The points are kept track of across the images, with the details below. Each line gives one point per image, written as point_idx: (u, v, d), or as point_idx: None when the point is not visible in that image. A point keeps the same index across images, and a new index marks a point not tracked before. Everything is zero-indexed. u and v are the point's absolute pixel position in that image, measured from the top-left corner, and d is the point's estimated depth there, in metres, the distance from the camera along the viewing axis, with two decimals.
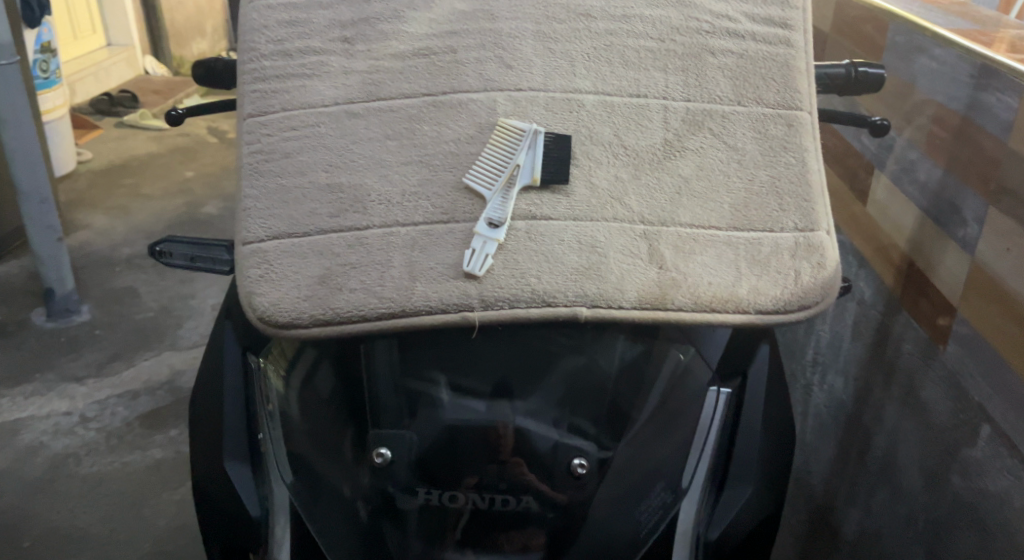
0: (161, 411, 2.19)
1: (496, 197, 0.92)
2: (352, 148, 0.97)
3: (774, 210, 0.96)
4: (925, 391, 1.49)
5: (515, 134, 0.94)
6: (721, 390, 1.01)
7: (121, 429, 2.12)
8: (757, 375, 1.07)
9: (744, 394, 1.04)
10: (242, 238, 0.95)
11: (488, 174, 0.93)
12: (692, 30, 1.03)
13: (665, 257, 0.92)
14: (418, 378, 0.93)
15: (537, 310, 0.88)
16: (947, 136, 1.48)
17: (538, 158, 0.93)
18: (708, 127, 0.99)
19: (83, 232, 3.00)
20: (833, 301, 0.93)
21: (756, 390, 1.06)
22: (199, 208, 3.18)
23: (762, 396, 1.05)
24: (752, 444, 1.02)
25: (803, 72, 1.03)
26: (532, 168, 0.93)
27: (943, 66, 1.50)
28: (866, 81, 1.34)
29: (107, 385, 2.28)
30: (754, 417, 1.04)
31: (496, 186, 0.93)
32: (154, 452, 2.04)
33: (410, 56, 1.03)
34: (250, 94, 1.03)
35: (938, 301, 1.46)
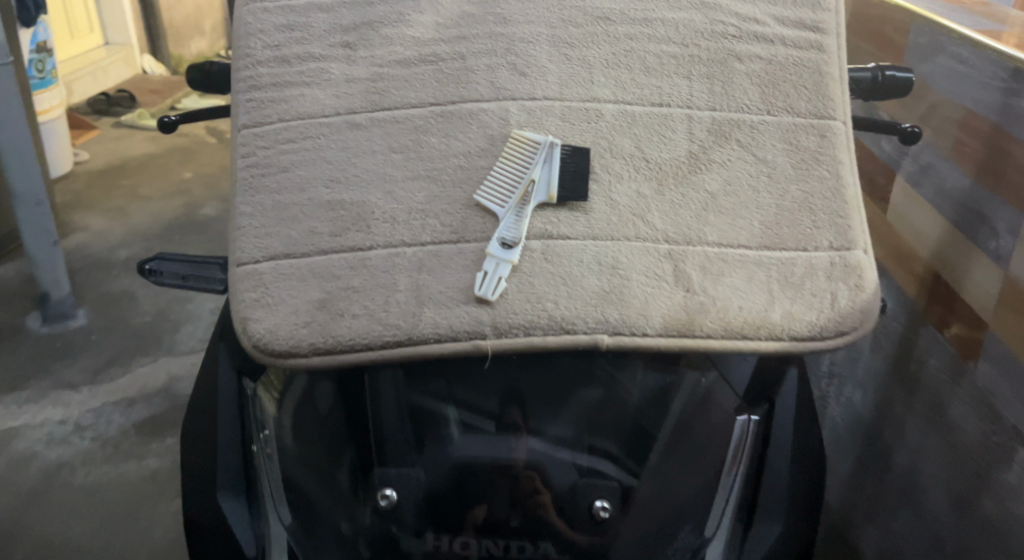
0: (157, 417, 2.12)
1: (510, 215, 0.86)
2: (354, 162, 0.91)
3: (807, 227, 0.89)
4: (953, 409, 1.43)
5: (529, 147, 0.88)
6: (749, 420, 0.94)
7: (116, 438, 2.04)
8: (787, 400, 0.99)
9: (773, 421, 0.97)
10: (237, 258, 0.88)
11: (501, 191, 0.87)
12: (717, 34, 0.96)
13: (692, 279, 0.85)
14: (424, 409, 0.89)
15: (555, 337, 0.82)
16: (974, 143, 1.41)
17: (555, 172, 0.87)
18: (736, 139, 0.92)
19: (80, 233, 2.92)
20: (872, 327, 0.87)
21: (785, 414, 0.98)
22: (198, 208, 3.11)
23: (790, 422, 0.98)
24: (782, 475, 0.95)
25: (837, 78, 0.96)
26: (549, 184, 0.87)
27: (970, 69, 1.43)
28: (894, 86, 1.27)
29: (102, 392, 2.21)
30: (783, 445, 0.96)
31: (510, 203, 0.86)
32: (150, 461, 1.97)
33: (416, 63, 0.96)
34: (245, 103, 0.97)
35: (967, 316, 1.40)
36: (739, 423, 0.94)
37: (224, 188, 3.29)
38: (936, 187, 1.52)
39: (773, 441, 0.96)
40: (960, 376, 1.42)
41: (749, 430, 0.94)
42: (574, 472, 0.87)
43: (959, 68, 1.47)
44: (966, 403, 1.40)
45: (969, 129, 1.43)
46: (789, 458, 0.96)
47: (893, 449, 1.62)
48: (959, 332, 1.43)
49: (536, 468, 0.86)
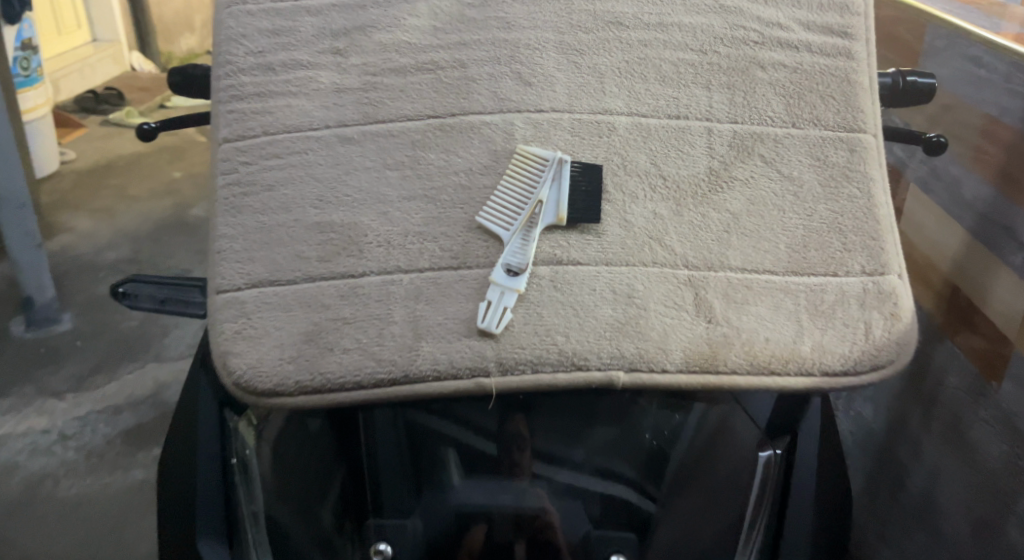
0: (143, 427, 1.77)
1: (516, 238, 0.79)
2: (345, 179, 0.83)
3: (837, 250, 0.82)
4: (974, 431, 1.36)
5: (536, 164, 0.82)
6: (767, 454, 0.89)
7: (102, 448, 1.72)
8: (810, 431, 0.92)
9: (795, 455, 0.90)
10: (215, 285, 0.80)
11: (507, 212, 0.80)
12: (738, 40, 0.90)
13: (715, 308, 0.78)
14: (425, 450, 0.84)
15: (566, 374, 0.75)
16: (994, 151, 1.35)
17: (564, 192, 0.80)
18: (759, 154, 0.85)
19: (65, 234, 2.37)
20: (909, 359, 0.80)
21: (808, 447, 0.91)
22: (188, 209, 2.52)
23: (814, 455, 0.90)
24: (804, 516, 0.87)
25: (867, 88, 0.89)
26: (557, 205, 0.80)
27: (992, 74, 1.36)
28: (915, 91, 1.18)
29: (86, 401, 1.85)
30: (806, 482, 0.89)
31: (516, 226, 0.79)
32: (136, 473, 1.66)
33: (413, 71, 0.89)
34: (226, 114, 0.89)
35: (990, 333, 1.33)
36: (760, 460, 0.89)
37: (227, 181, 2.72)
38: (951, 196, 1.45)
39: (793, 479, 0.88)
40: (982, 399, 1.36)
41: (770, 471, 0.88)
42: (587, 519, 0.82)
43: (979, 73, 1.40)
44: (993, 424, 1.32)
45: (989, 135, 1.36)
46: (813, 498, 0.88)
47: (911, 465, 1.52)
48: (980, 350, 1.35)
49: (546, 514, 0.80)
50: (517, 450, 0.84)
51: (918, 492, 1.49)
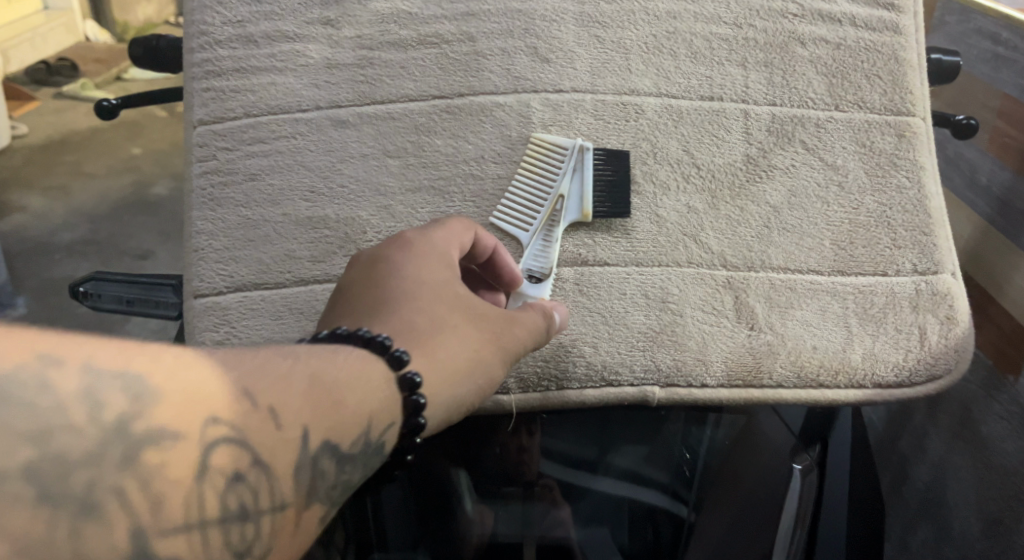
0: None
1: (536, 239, 0.71)
2: (340, 168, 0.74)
3: (885, 246, 0.74)
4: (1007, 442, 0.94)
5: (555, 153, 0.73)
6: (797, 467, 0.79)
7: None
8: (845, 432, 0.81)
9: (827, 465, 0.79)
10: (192, 288, 0.71)
11: (525, 208, 0.72)
12: (775, 13, 0.81)
13: (757, 314, 0.70)
14: (433, 471, 0.81)
15: (594, 391, 0.67)
16: (982, 133, 1.10)
17: (588, 184, 0.72)
18: (800, 139, 0.77)
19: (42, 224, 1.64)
20: (966, 369, 0.71)
21: (842, 451, 0.79)
22: (142, 185, 1.62)
23: (847, 463, 0.79)
24: (839, 523, 0.76)
25: (915, 66, 0.81)
26: (581, 198, 0.72)
27: (1016, 52, 1.04)
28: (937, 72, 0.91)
29: None
30: (837, 490, 0.78)
31: (537, 224, 0.71)
32: None
33: (415, 45, 0.79)
34: (201, 92, 0.77)
35: (1007, 326, 0.99)
36: (795, 472, 0.79)
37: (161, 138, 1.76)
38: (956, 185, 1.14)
39: (830, 489, 0.78)
40: (997, 391, 0.98)
41: (807, 481, 0.78)
42: (613, 543, 0.81)
43: (998, 50, 1.07)
44: (1010, 421, 0.94)
45: (1015, 119, 1.03)
46: (846, 507, 0.77)
47: (909, 460, 1.05)
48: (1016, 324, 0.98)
49: (569, 543, 0.80)
50: (525, 438, 0.81)
51: (924, 490, 1.02)
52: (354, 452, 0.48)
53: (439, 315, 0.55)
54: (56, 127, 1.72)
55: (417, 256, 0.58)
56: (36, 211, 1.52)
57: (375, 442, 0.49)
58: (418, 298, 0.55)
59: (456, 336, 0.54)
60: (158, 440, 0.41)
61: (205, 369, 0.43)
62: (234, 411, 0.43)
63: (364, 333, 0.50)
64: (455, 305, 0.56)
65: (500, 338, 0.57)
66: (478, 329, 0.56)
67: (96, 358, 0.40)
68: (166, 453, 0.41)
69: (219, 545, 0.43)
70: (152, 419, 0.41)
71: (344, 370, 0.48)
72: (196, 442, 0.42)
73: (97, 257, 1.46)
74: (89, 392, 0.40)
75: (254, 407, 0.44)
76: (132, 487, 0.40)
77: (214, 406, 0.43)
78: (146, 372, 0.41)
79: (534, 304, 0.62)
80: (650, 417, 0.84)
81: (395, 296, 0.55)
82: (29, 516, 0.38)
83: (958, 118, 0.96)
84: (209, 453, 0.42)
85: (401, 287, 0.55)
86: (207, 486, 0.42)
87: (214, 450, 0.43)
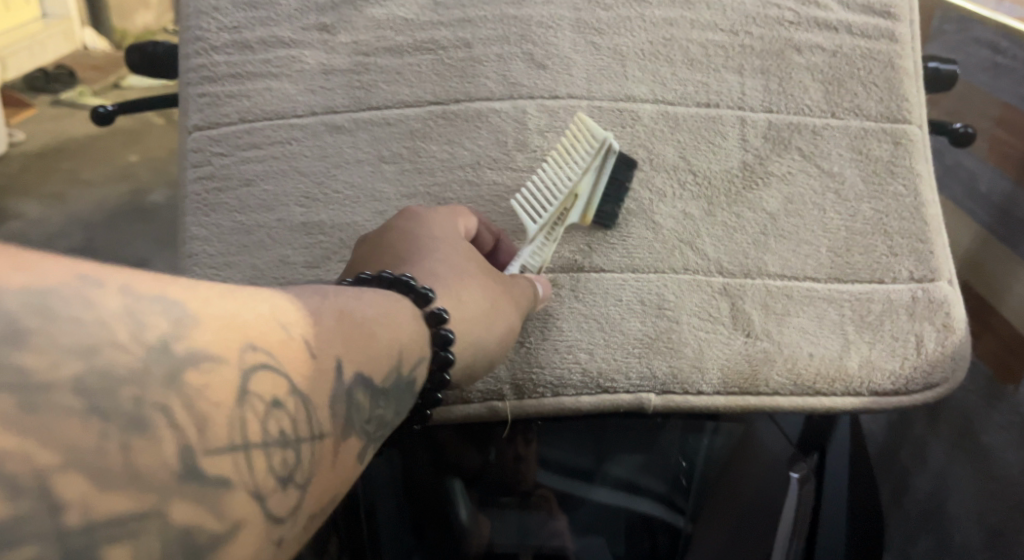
0: None
1: (540, 237, 0.69)
2: (335, 174, 0.74)
3: (882, 254, 0.74)
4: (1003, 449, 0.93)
5: (584, 145, 0.70)
6: (796, 474, 0.78)
7: None
8: (843, 440, 0.81)
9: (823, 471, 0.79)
10: None
11: (535, 204, 0.69)
12: (772, 20, 0.80)
13: (753, 321, 0.70)
14: (427, 480, 0.80)
15: (589, 397, 0.67)
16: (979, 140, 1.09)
17: (597, 194, 0.71)
18: (796, 146, 0.77)
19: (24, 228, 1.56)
20: (962, 377, 0.71)
21: (841, 459, 0.80)
22: (137, 192, 1.60)
23: (846, 471, 0.79)
24: (836, 529, 0.76)
25: (911, 74, 0.81)
26: (588, 205, 0.71)
27: None
28: (936, 81, 0.91)
29: None
30: (837, 496, 0.78)
31: (542, 221, 0.69)
32: None
33: (411, 51, 0.78)
34: (196, 98, 0.77)
35: (1008, 335, 0.98)
36: (792, 481, 0.78)
37: (155, 143, 1.75)
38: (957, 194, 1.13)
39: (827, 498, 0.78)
40: (997, 400, 0.97)
41: (804, 487, 0.78)
42: (609, 553, 0.80)
43: None
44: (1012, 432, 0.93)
45: None
46: (845, 515, 0.77)
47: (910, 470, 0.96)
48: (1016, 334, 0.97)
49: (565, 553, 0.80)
50: (521, 446, 0.81)
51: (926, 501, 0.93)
52: (385, 386, 0.46)
53: (456, 260, 0.58)
54: (54, 135, 1.71)
55: (429, 218, 0.62)
56: (33, 219, 1.50)
57: (403, 379, 0.48)
58: (435, 248, 0.58)
59: (471, 281, 0.57)
60: (199, 359, 0.38)
61: (241, 301, 0.41)
62: (271, 339, 0.41)
63: (406, 279, 0.52)
64: (469, 258, 0.59)
65: (509, 287, 0.61)
66: (497, 282, 0.60)
67: (132, 280, 0.38)
68: (208, 375, 0.38)
69: (266, 471, 0.39)
70: (192, 341, 0.38)
71: (374, 308, 0.48)
72: (236, 366, 0.39)
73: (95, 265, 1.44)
74: (129, 311, 0.37)
75: (289, 336, 0.42)
76: (178, 406, 0.37)
77: (250, 333, 0.40)
78: (183, 298, 0.39)
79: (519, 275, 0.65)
80: (646, 426, 0.82)
81: (414, 250, 0.58)
82: (75, 428, 0.35)
83: (954, 127, 0.96)
84: (251, 378, 0.39)
85: (422, 244, 0.59)
86: (249, 411, 0.39)
87: (254, 376, 0.40)
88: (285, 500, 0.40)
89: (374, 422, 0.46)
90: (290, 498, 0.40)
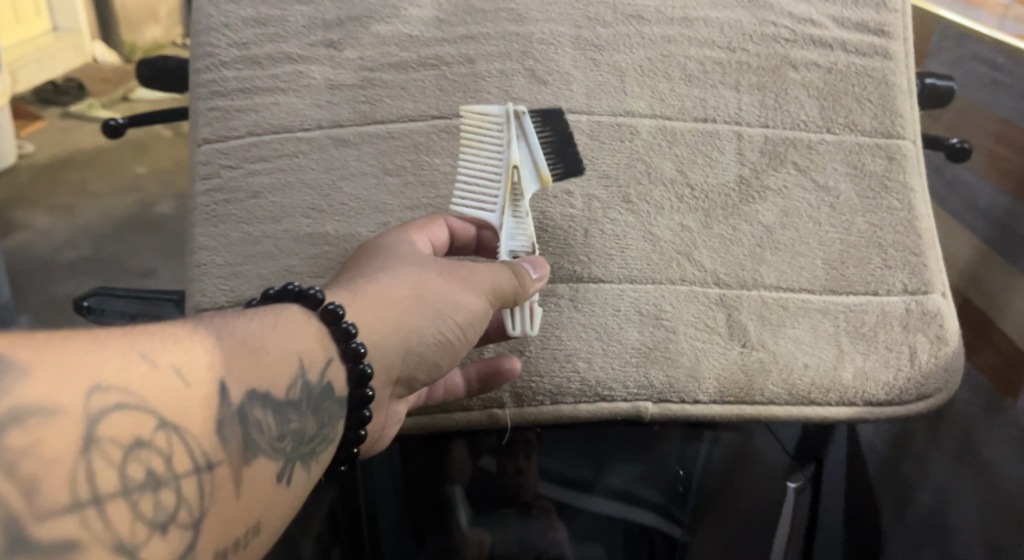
0: None
1: (507, 218, 0.65)
2: (340, 186, 0.76)
3: (877, 267, 0.75)
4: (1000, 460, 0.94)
5: (490, 125, 0.67)
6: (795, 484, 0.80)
7: None
8: (841, 449, 0.83)
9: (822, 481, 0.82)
10: (195, 302, 0.73)
11: (487, 186, 0.66)
12: (769, 38, 0.82)
13: (749, 331, 0.71)
14: (425, 485, 0.82)
15: (588, 405, 0.69)
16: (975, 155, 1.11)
17: (536, 151, 0.66)
18: (792, 161, 0.78)
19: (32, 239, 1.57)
20: (956, 388, 0.72)
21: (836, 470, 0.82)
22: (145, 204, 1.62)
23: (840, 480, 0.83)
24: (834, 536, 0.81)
25: (905, 91, 0.83)
26: (536, 167, 0.66)
27: None
28: (932, 97, 0.92)
29: None
30: (833, 508, 0.82)
31: (502, 204, 0.65)
32: None
33: (415, 67, 0.80)
34: (206, 112, 0.79)
35: (1006, 347, 0.99)
36: (790, 492, 0.80)
37: (163, 156, 1.77)
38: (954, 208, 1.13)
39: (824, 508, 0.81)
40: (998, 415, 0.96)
41: (801, 498, 0.80)
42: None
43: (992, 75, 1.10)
44: (1010, 444, 0.94)
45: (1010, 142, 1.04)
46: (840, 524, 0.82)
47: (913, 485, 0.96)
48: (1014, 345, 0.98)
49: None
50: (521, 461, 0.81)
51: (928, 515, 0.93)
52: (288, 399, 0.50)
53: (386, 266, 0.60)
54: (63, 148, 1.73)
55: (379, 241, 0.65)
56: (41, 229, 1.51)
57: (313, 386, 0.52)
58: (363, 263, 0.61)
59: (396, 279, 0.59)
60: (27, 416, 0.39)
61: (89, 339, 0.42)
62: (124, 377, 0.42)
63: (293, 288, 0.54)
64: (401, 260, 0.61)
65: (454, 272, 0.61)
66: (444, 263, 0.61)
67: None
68: (43, 429, 0.40)
69: (128, 521, 0.41)
70: (19, 397, 0.39)
71: (257, 330, 0.50)
72: (80, 416, 0.40)
73: (101, 276, 1.44)
74: None
75: (152, 368, 0.44)
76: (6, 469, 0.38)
77: (99, 373, 0.42)
78: (13, 353, 0.40)
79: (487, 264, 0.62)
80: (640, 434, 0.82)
81: (346, 270, 0.61)
82: None
83: (951, 142, 0.97)
84: (99, 424, 0.41)
85: (354, 262, 0.62)
86: (99, 458, 0.41)
87: (104, 420, 0.41)
88: (163, 545, 0.42)
89: (281, 439, 0.49)
90: (164, 544, 0.42)
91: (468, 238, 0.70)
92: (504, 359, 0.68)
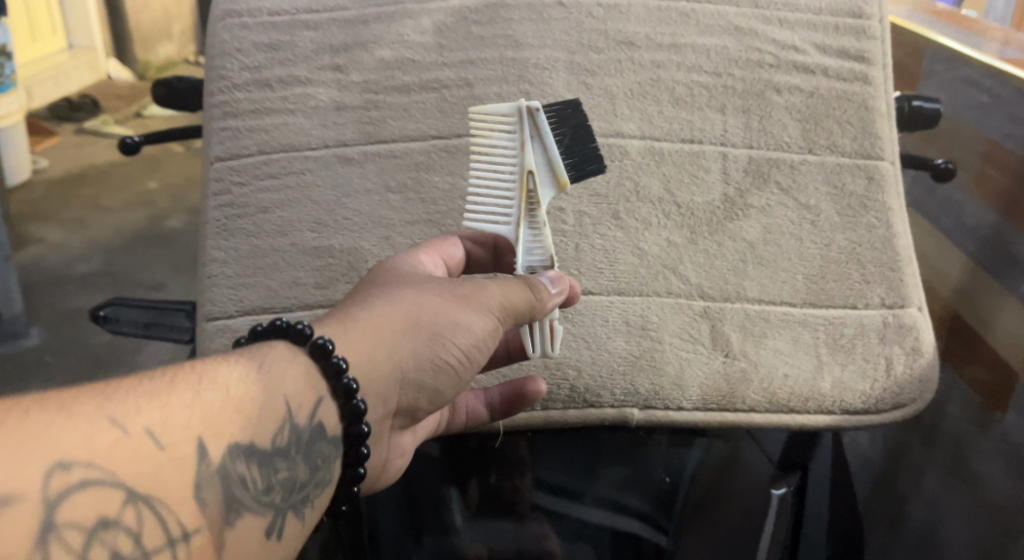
0: None
1: (523, 229, 0.66)
2: (344, 203, 0.80)
3: (855, 281, 0.79)
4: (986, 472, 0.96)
5: (503, 127, 0.67)
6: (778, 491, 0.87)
7: None
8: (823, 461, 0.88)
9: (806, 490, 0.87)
10: (205, 311, 0.76)
11: (498, 203, 0.66)
12: (753, 63, 0.86)
13: (732, 342, 0.75)
14: (422, 488, 0.85)
15: (576, 411, 0.73)
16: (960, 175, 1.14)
17: (552, 150, 0.66)
18: (775, 180, 0.82)
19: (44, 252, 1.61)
20: (931, 398, 0.75)
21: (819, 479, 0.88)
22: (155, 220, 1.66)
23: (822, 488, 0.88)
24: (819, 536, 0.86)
25: (884, 114, 0.86)
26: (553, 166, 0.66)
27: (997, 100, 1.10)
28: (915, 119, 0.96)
29: None
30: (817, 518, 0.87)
31: (517, 211, 0.66)
32: None
33: (416, 90, 0.85)
34: (219, 131, 0.84)
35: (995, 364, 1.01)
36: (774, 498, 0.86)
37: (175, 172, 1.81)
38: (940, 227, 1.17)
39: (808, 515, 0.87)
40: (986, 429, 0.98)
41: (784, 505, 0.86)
42: None
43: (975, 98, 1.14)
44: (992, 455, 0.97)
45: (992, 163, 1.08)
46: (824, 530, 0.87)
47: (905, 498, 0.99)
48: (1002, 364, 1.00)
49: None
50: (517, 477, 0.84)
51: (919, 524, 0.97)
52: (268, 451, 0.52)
53: (389, 287, 0.62)
54: (78, 164, 1.78)
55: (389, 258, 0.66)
56: (54, 243, 1.56)
57: (301, 429, 0.54)
58: (368, 284, 0.63)
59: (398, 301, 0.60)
60: None
61: (46, 418, 0.44)
62: (88, 455, 0.44)
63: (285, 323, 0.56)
64: (404, 281, 0.62)
65: (453, 290, 0.62)
66: (447, 283, 0.63)
67: None
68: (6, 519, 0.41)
69: None
70: None
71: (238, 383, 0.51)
72: (40, 500, 0.42)
73: (112, 289, 1.48)
74: None
75: (120, 440, 0.45)
76: None
77: (62, 450, 0.44)
78: None
79: (490, 279, 0.64)
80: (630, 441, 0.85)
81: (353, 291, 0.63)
82: None
83: (935, 162, 1.01)
84: (60, 508, 0.43)
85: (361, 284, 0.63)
86: (59, 542, 0.42)
87: (65, 504, 0.43)
88: None
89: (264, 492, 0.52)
90: None
91: (481, 256, 0.73)
92: (528, 381, 0.71)
